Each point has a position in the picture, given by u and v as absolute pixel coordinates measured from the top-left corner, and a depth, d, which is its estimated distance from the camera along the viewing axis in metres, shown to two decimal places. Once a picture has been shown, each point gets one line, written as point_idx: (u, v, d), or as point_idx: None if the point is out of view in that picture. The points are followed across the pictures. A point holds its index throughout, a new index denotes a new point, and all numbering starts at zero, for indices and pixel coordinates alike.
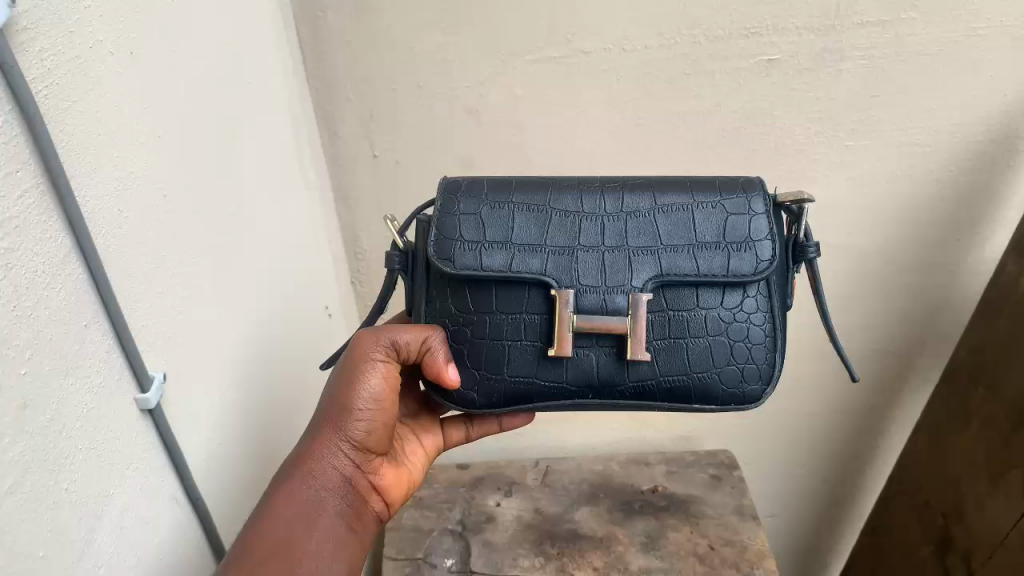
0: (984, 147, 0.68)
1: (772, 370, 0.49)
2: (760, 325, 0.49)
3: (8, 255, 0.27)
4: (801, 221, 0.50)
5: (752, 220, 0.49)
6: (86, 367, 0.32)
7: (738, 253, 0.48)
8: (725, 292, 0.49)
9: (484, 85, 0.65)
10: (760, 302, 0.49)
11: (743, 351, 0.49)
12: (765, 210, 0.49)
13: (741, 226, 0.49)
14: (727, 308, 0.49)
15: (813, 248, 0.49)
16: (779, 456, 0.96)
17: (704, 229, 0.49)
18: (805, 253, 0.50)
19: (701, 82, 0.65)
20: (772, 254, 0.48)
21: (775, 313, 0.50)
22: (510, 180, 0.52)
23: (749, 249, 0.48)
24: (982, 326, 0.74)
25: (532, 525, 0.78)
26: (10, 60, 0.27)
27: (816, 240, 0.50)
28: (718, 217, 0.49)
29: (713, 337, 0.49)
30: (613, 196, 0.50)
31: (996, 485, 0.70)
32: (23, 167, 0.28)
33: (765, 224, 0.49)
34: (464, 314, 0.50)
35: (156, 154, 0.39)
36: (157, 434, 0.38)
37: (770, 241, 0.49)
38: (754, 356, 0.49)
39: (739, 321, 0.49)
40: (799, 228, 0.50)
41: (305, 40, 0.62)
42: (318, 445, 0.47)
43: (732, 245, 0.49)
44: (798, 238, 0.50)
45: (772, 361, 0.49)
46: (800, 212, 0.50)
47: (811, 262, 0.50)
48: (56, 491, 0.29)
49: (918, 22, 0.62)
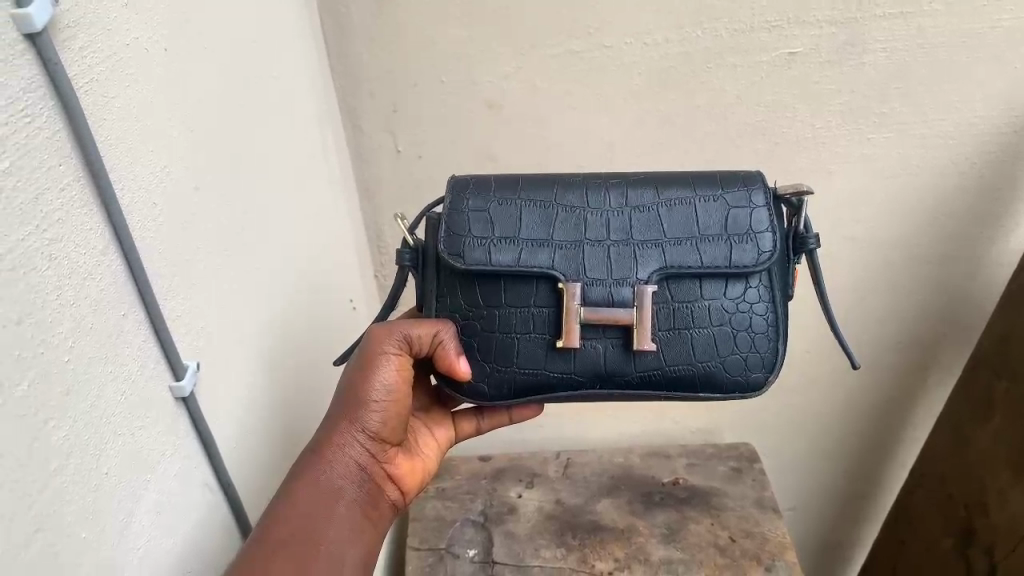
0: (1008, 139, 0.68)
1: (774, 358, 0.50)
2: (763, 315, 0.50)
3: (52, 246, 0.28)
4: (801, 213, 0.51)
5: (754, 212, 0.50)
6: (124, 355, 0.33)
7: (740, 244, 0.49)
8: (728, 283, 0.50)
9: (505, 80, 0.66)
10: (762, 292, 0.50)
11: (746, 341, 0.50)
12: (766, 202, 0.50)
13: (743, 218, 0.50)
14: (730, 299, 0.50)
15: (813, 239, 0.50)
16: (799, 449, 0.96)
17: (707, 221, 0.50)
18: (806, 244, 0.51)
19: (722, 76, 0.65)
20: (773, 246, 0.49)
21: (777, 303, 0.50)
22: (516, 176, 0.53)
23: (750, 241, 0.49)
24: (1005, 319, 0.74)
25: (553, 516, 0.79)
26: (54, 57, 0.28)
27: (815, 231, 0.51)
28: (720, 210, 0.50)
29: (717, 327, 0.50)
30: (617, 190, 0.51)
31: (1020, 477, 0.70)
32: (65, 161, 0.29)
33: (766, 215, 0.50)
34: (474, 308, 0.50)
35: (189, 150, 0.39)
36: (191, 422, 0.39)
37: (771, 233, 0.49)
38: (757, 345, 0.50)
39: (742, 311, 0.50)
40: (800, 220, 0.51)
41: (330, 37, 0.63)
42: (334, 435, 0.48)
43: (734, 237, 0.49)
44: (798, 229, 0.51)
45: (775, 349, 0.50)
46: (800, 204, 0.51)
47: (810, 253, 0.51)
48: (99, 476, 0.31)
49: (941, 14, 0.62)
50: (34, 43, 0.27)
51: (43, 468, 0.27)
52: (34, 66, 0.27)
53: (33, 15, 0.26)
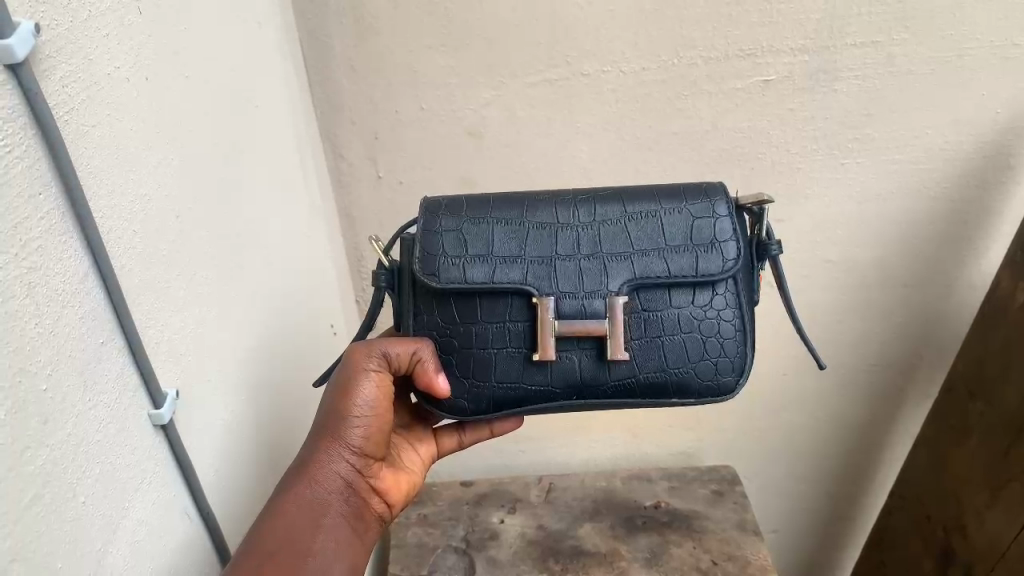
0: (977, 163, 0.69)
1: (744, 361, 0.51)
2: (730, 320, 0.51)
3: (31, 274, 0.28)
4: (762, 222, 0.52)
5: (717, 221, 0.51)
6: (103, 384, 0.33)
7: (705, 253, 0.50)
8: (695, 292, 0.50)
9: (485, 107, 0.66)
10: (728, 299, 0.51)
11: (715, 347, 0.50)
12: (728, 212, 0.51)
13: (707, 228, 0.50)
14: (698, 306, 0.50)
15: (776, 247, 0.51)
16: (780, 470, 0.96)
17: (672, 233, 0.50)
18: (768, 251, 0.52)
19: (698, 103, 0.67)
20: (737, 253, 0.50)
21: (744, 309, 0.51)
22: (486, 196, 0.53)
23: (715, 250, 0.50)
24: (978, 340, 0.75)
25: (536, 541, 0.79)
26: (34, 87, 0.28)
27: (777, 237, 0.52)
28: (685, 221, 0.51)
29: (687, 334, 0.50)
30: (585, 205, 0.52)
31: (996, 498, 0.71)
32: (44, 188, 0.29)
33: (729, 224, 0.50)
34: (451, 326, 0.51)
35: (170, 176, 0.40)
36: (169, 449, 0.39)
37: (734, 241, 0.50)
38: (726, 350, 0.50)
39: (710, 318, 0.50)
40: (761, 228, 0.52)
41: (311, 67, 0.64)
42: (318, 453, 0.48)
43: (699, 246, 0.50)
44: (761, 237, 0.52)
45: (744, 353, 0.50)
46: (762, 213, 0.52)
47: (773, 258, 0.52)
48: (74, 505, 0.30)
49: (909, 43, 0.63)
50: (13, 73, 0.27)
51: (19, 497, 0.27)
52: (14, 96, 0.27)
53: (12, 46, 0.27)
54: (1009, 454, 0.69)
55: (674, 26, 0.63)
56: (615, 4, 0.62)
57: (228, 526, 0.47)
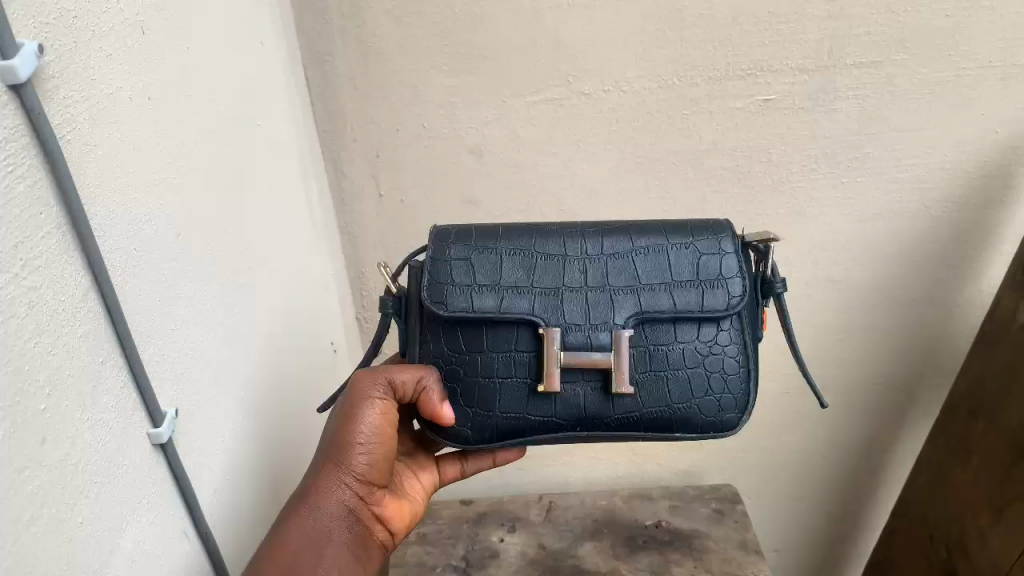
0: (978, 183, 0.70)
1: (747, 399, 0.51)
2: (735, 357, 0.51)
3: (30, 294, 0.28)
4: (767, 259, 0.52)
5: (723, 258, 0.51)
6: (102, 403, 0.32)
7: (711, 289, 0.50)
8: (700, 327, 0.50)
9: (487, 126, 0.67)
10: (733, 335, 0.51)
11: (719, 383, 0.50)
12: (735, 250, 0.51)
13: (713, 265, 0.50)
14: (703, 342, 0.50)
15: (780, 284, 0.52)
16: (783, 489, 0.96)
17: (679, 267, 0.51)
18: (773, 289, 0.52)
19: (698, 122, 0.67)
20: (743, 290, 0.50)
21: (748, 346, 0.51)
22: (496, 225, 0.53)
23: (721, 286, 0.50)
24: (981, 359, 0.75)
25: (536, 561, 0.78)
26: (38, 109, 0.28)
27: (782, 277, 0.52)
28: (691, 256, 0.51)
29: (691, 369, 0.50)
30: (593, 237, 0.52)
31: (1000, 517, 0.70)
32: (46, 208, 0.29)
33: (735, 262, 0.51)
34: (457, 355, 0.50)
35: (172, 194, 0.40)
36: (169, 469, 0.38)
37: (740, 278, 0.50)
38: (729, 386, 0.50)
39: (715, 354, 0.50)
40: (766, 265, 0.52)
41: (314, 85, 0.64)
42: (321, 481, 0.48)
43: (706, 282, 0.50)
44: (765, 275, 0.52)
45: (747, 390, 0.51)
46: (767, 250, 0.52)
47: (778, 297, 0.52)
48: (71, 525, 0.30)
49: (908, 63, 0.64)
50: (18, 95, 0.28)
51: (16, 518, 0.27)
52: (17, 117, 0.28)
53: (16, 67, 0.27)
54: (1011, 474, 0.69)
55: (675, 45, 0.63)
56: (616, 23, 0.62)
57: (228, 548, 0.47)
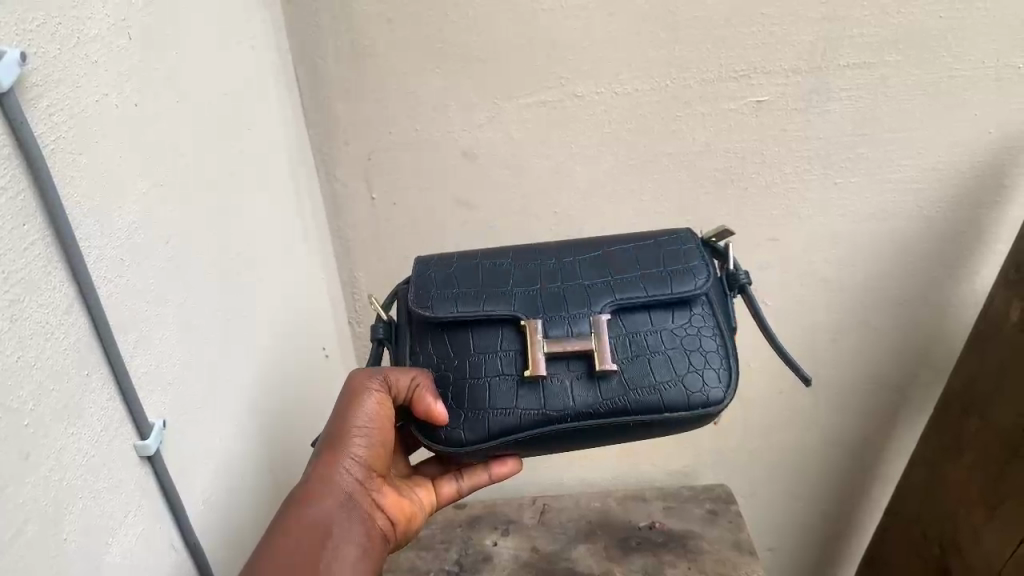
0: (973, 182, 0.69)
1: (730, 373, 0.50)
2: (711, 336, 0.51)
3: (13, 307, 0.28)
4: (727, 258, 0.54)
5: (682, 248, 0.53)
6: (87, 416, 0.32)
7: (678, 273, 0.51)
8: (673, 312, 0.51)
9: (479, 127, 0.66)
10: (707, 317, 0.51)
11: (699, 359, 0.50)
12: (693, 243, 0.53)
13: (675, 255, 0.52)
14: (678, 324, 0.50)
15: (745, 275, 0.53)
16: (777, 490, 0.96)
17: (645, 261, 0.52)
18: (738, 281, 0.53)
19: (692, 124, 0.66)
20: (707, 271, 0.51)
21: (723, 329, 0.51)
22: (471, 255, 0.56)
23: (686, 269, 0.51)
24: (975, 359, 0.74)
25: (530, 564, 0.78)
26: (20, 118, 0.28)
27: (745, 271, 0.54)
28: (653, 250, 0.53)
29: (669, 350, 0.50)
30: (557, 250, 0.54)
31: (993, 516, 0.70)
32: (29, 219, 0.29)
33: (695, 250, 0.52)
34: (443, 358, 0.51)
35: (159, 201, 0.39)
36: (156, 480, 0.37)
37: (704, 262, 0.52)
38: (711, 362, 0.50)
39: (691, 334, 0.50)
40: (728, 262, 0.54)
41: (304, 87, 0.64)
42: (320, 471, 0.47)
43: (671, 268, 0.51)
44: (729, 271, 0.54)
45: (728, 365, 0.50)
46: (722, 250, 0.55)
47: (745, 290, 0.54)
48: (55, 542, 0.29)
49: (901, 64, 0.63)
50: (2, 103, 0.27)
51: None
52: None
53: None
54: (1004, 473, 0.69)
55: (667, 46, 0.62)
56: (609, 24, 0.61)
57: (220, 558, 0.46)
